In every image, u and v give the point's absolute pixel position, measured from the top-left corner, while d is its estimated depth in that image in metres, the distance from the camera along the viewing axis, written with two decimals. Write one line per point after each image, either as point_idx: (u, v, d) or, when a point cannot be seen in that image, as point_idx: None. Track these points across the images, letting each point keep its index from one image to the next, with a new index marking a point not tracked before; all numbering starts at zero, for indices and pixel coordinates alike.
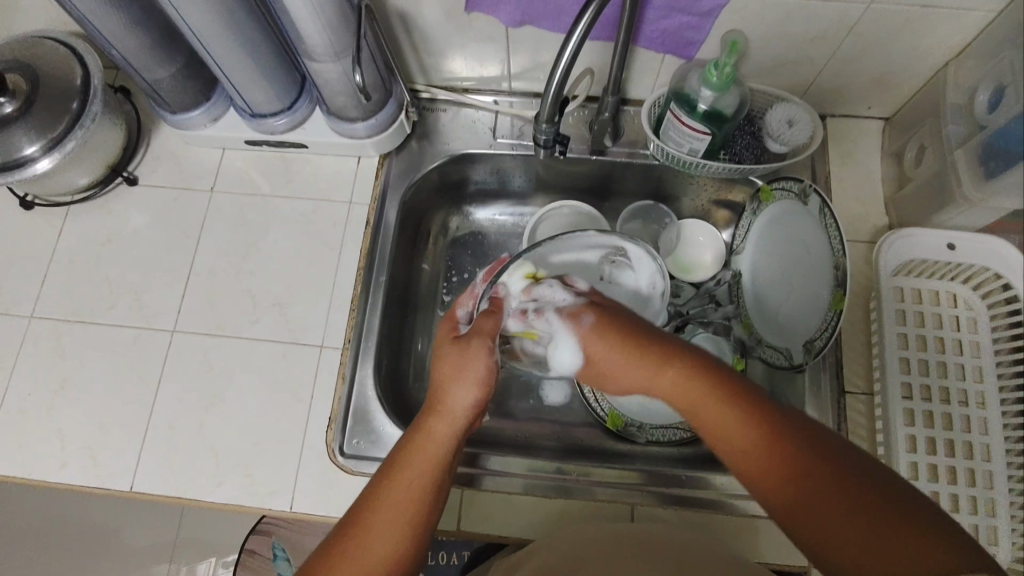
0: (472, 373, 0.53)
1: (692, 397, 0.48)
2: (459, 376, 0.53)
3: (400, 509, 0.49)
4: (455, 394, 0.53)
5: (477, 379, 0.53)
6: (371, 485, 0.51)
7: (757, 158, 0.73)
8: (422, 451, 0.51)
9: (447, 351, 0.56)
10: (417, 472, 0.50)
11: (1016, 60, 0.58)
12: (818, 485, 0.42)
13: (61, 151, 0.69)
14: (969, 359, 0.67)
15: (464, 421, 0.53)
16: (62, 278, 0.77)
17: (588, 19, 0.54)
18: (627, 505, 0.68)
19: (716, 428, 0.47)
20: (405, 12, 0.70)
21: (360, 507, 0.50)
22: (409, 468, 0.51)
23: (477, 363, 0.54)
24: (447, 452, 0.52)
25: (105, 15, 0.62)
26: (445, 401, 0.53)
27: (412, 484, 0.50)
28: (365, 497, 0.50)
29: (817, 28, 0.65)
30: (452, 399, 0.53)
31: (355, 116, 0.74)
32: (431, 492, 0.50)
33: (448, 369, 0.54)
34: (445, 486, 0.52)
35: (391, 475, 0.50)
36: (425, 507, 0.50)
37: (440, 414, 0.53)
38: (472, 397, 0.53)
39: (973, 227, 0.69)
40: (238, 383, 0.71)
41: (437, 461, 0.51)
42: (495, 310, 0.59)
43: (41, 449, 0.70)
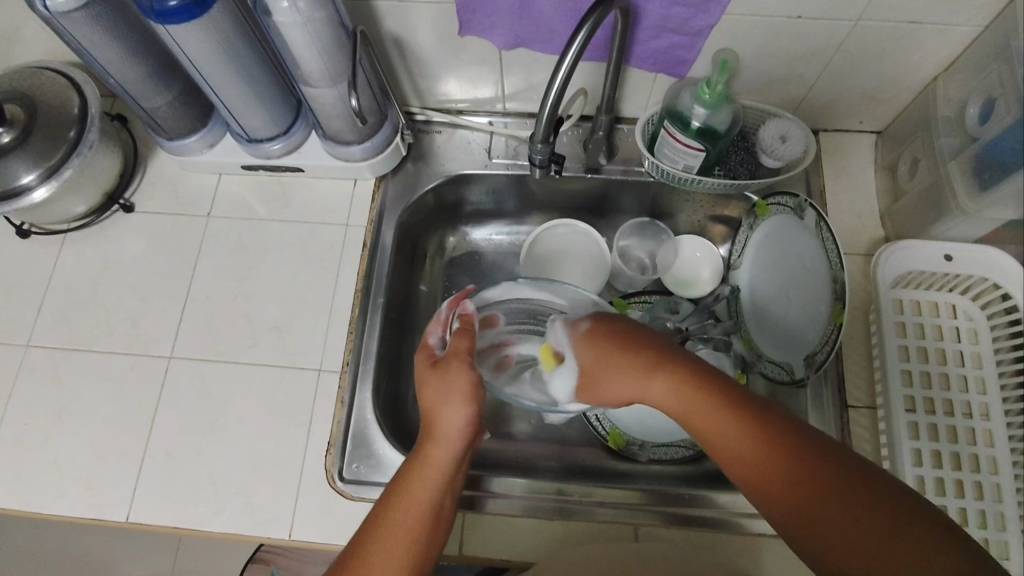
0: (464, 389, 0.52)
1: (689, 402, 0.48)
2: (445, 398, 0.51)
3: (403, 534, 0.49)
4: (447, 414, 0.51)
5: (469, 397, 0.51)
6: (373, 515, 0.50)
7: (751, 173, 0.73)
8: (418, 482, 0.51)
9: (434, 370, 0.53)
10: (411, 505, 0.50)
11: (1005, 74, 0.59)
12: (829, 486, 0.43)
13: (58, 180, 0.69)
14: (971, 370, 0.66)
15: (459, 439, 0.52)
16: (59, 306, 0.76)
17: (581, 40, 0.55)
18: (630, 525, 0.66)
19: (719, 438, 0.47)
20: (400, 36, 0.71)
21: (360, 539, 0.49)
22: (413, 492, 0.50)
23: (462, 383, 0.52)
24: (445, 473, 0.51)
25: (102, 45, 0.63)
26: (438, 425, 0.51)
27: (416, 506, 0.50)
28: (367, 525, 0.50)
29: (808, 45, 0.66)
30: (444, 422, 0.51)
31: (351, 139, 0.75)
32: (432, 513, 0.50)
33: (434, 390, 0.52)
34: (448, 503, 0.52)
35: (393, 505, 0.50)
36: (425, 531, 0.50)
37: (434, 439, 0.52)
38: (465, 417, 0.51)
39: (970, 238, 0.69)
40: (236, 409, 0.71)
41: (438, 480, 0.51)
42: (465, 329, 0.56)
43: (37, 480, 0.69)
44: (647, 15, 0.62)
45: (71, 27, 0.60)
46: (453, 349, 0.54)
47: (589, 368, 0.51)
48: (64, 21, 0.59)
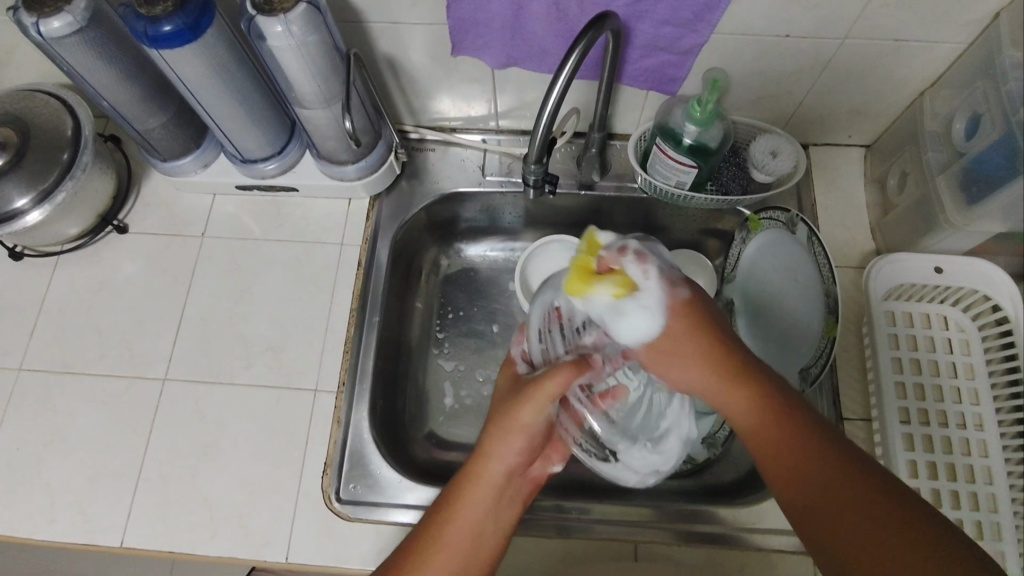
0: (524, 430, 0.53)
1: (766, 425, 0.46)
2: (536, 397, 0.52)
3: (455, 560, 0.50)
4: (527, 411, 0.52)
5: (522, 434, 0.53)
6: (423, 528, 0.52)
7: (743, 188, 0.74)
8: (469, 503, 0.52)
9: (516, 404, 0.53)
10: (463, 524, 0.51)
11: (991, 90, 0.60)
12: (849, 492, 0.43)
13: (52, 203, 0.70)
14: (964, 382, 0.67)
15: (505, 468, 0.53)
16: (52, 328, 0.76)
17: (574, 61, 0.55)
18: (631, 543, 0.67)
19: (786, 462, 0.45)
20: (392, 56, 0.71)
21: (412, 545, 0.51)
22: (458, 512, 0.51)
23: (556, 390, 0.52)
24: (498, 485, 0.53)
25: (97, 69, 0.63)
26: (485, 466, 0.53)
27: (466, 523, 0.51)
28: (417, 532, 0.52)
29: (796, 62, 0.67)
30: (523, 417, 0.52)
31: (346, 159, 0.75)
32: (481, 532, 0.51)
33: (499, 423, 0.53)
34: (500, 523, 0.53)
35: (440, 523, 0.51)
36: (471, 554, 0.50)
37: (505, 437, 0.53)
38: (538, 417, 0.52)
39: (959, 250, 0.69)
40: (232, 431, 0.70)
41: (492, 492, 0.52)
42: (580, 363, 0.51)
43: (29, 505, 0.68)
44: (637, 34, 0.63)
45: (64, 52, 0.60)
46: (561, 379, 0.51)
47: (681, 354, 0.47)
48: (57, 46, 0.59)
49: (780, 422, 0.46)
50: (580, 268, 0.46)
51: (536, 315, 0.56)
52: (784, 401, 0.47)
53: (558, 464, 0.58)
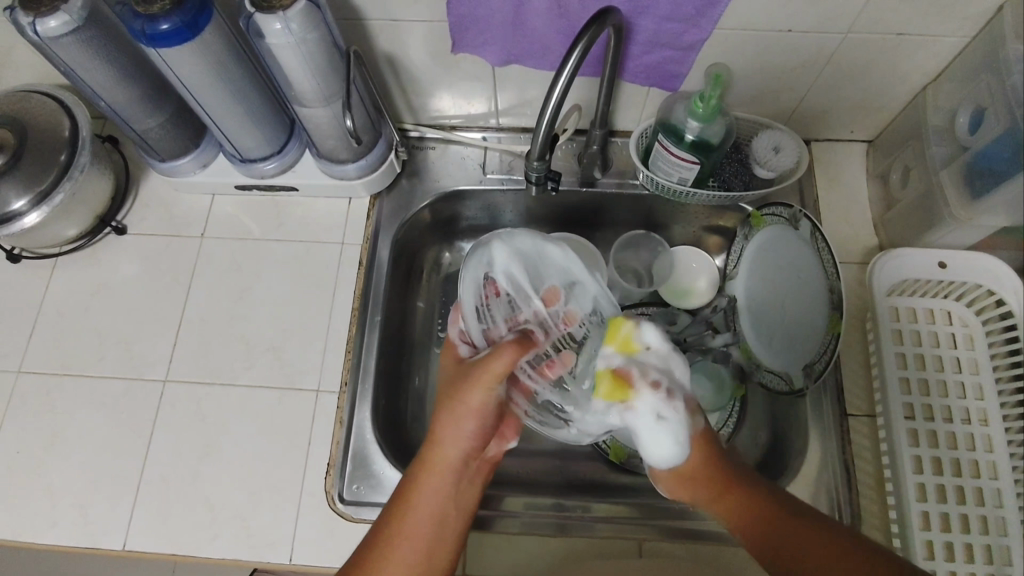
0: (474, 412, 0.54)
1: (749, 519, 0.54)
2: (477, 382, 0.53)
3: (415, 544, 0.52)
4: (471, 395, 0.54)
5: (473, 418, 0.54)
6: (381, 517, 0.54)
7: (746, 184, 0.73)
8: (426, 488, 0.54)
9: (466, 390, 0.54)
10: (423, 511, 0.53)
11: (994, 84, 0.60)
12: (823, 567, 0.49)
13: (49, 205, 0.69)
14: (968, 377, 0.67)
15: (460, 450, 0.55)
16: (51, 330, 0.75)
17: (576, 57, 0.55)
18: (635, 539, 0.66)
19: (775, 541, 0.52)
20: (392, 54, 0.71)
21: (377, 531, 0.53)
22: (420, 497, 0.54)
23: (499, 370, 0.53)
24: (453, 469, 0.55)
25: (94, 69, 0.62)
26: (441, 451, 0.55)
27: (424, 507, 0.53)
28: (385, 514, 0.54)
29: (798, 58, 0.67)
30: (467, 402, 0.54)
31: (346, 158, 0.75)
32: (439, 513, 0.54)
33: (447, 405, 0.55)
34: (458, 502, 0.55)
35: (403, 504, 0.54)
36: (432, 531, 0.53)
37: (454, 421, 0.55)
38: (484, 399, 0.54)
39: (963, 245, 0.69)
40: (234, 432, 0.70)
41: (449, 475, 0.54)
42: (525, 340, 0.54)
43: (30, 508, 0.68)
44: (639, 30, 0.62)
45: (62, 52, 0.59)
46: (496, 364, 0.52)
47: (683, 474, 0.56)
48: (54, 46, 0.58)
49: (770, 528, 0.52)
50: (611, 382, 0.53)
51: (473, 291, 0.58)
52: (759, 489, 0.55)
53: (513, 441, 0.58)
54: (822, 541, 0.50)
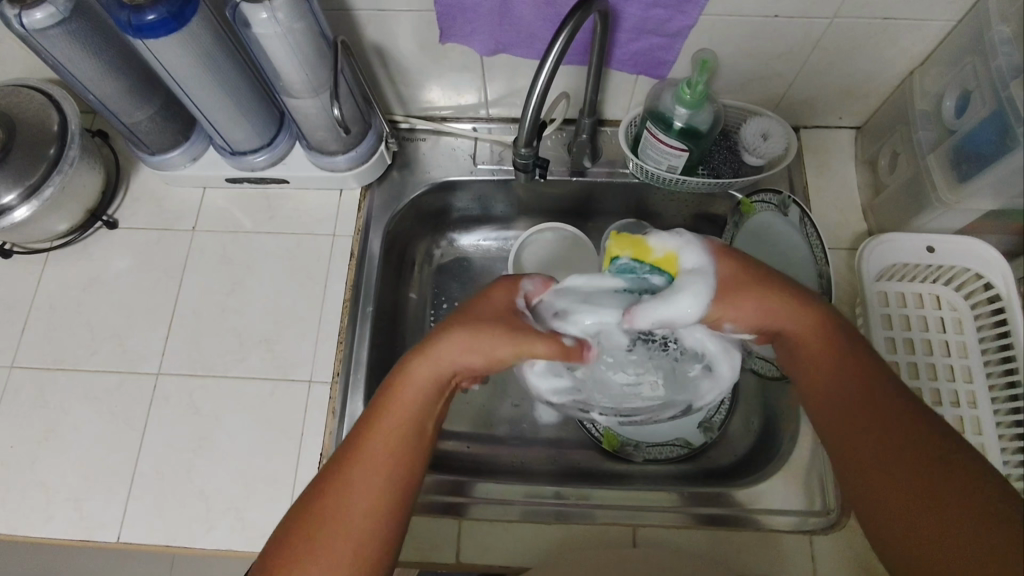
0: (460, 355, 0.53)
1: (835, 375, 0.52)
2: (511, 338, 0.53)
3: (379, 456, 0.50)
4: (496, 345, 0.53)
5: (479, 358, 0.53)
6: (362, 422, 0.52)
7: (734, 171, 0.74)
8: (404, 401, 0.53)
9: (456, 333, 0.53)
10: (396, 424, 0.52)
11: (980, 67, 0.60)
12: (895, 441, 0.47)
13: (39, 199, 0.69)
14: (957, 360, 0.67)
15: (448, 369, 0.53)
16: (43, 325, 0.75)
17: (562, 43, 0.55)
18: (629, 527, 0.66)
19: (851, 398, 0.50)
20: (380, 44, 0.71)
21: (346, 450, 0.51)
22: (390, 412, 0.52)
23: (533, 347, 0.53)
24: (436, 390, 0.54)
25: (82, 62, 0.62)
26: (432, 372, 0.53)
27: (399, 417, 0.52)
28: (354, 433, 0.52)
29: (785, 43, 0.67)
30: (491, 348, 0.53)
31: (335, 149, 0.75)
32: (409, 431, 0.52)
33: (441, 335, 0.54)
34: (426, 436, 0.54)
35: (373, 421, 0.52)
36: (399, 453, 0.51)
37: (463, 351, 0.53)
38: (504, 353, 0.53)
39: (951, 228, 0.70)
40: (228, 424, 0.70)
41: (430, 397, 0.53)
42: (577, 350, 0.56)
43: (24, 502, 0.68)
44: (626, 17, 0.63)
45: (49, 44, 0.59)
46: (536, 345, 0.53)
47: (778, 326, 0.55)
48: (41, 38, 0.58)
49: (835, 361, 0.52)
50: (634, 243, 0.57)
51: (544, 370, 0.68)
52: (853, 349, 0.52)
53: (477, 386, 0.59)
54: (902, 424, 0.47)
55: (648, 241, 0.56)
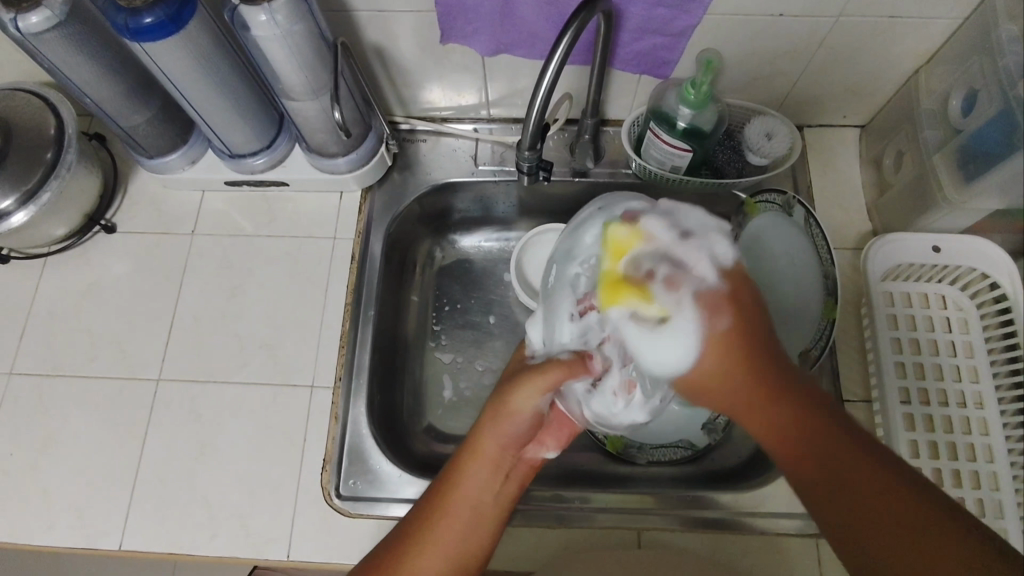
0: (516, 413, 0.52)
1: None
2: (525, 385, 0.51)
3: (448, 539, 0.51)
4: (519, 399, 0.51)
5: (515, 421, 0.52)
6: (420, 509, 0.53)
7: (738, 171, 0.73)
8: (465, 487, 0.52)
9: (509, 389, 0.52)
10: (461, 509, 0.52)
11: (987, 67, 0.60)
12: None
13: (36, 204, 0.68)
14: (964, 360, 0.67)
15: (500, 447, 0.53)
16: (42, 332, 0.75)
17: (566, 44, 0.54)
18: (634, 530, 0.66)
19: None
20: (380, 45, 0.70)
21: (408, 534, 0.52)
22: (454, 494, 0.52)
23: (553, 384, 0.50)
24: (494, 465, 0.53)
25: (77, 65, 0.62)
26: (482, 444, 0.53)
27: (461, 504, 0.52)
28: (415, 516, 0.53)
29: (789, 43, 0.66)
30: (517, 406, 0.51)
31: (336, 151, 0.74)
32: (478, 510, 0.52)
33: (494, 403, 0.53)
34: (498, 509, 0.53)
35: (442, 502, 0.52)
36: (470, 531, 0.51)
37: (501, 417, 0.52)
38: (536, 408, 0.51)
39: (957, 228, 0.69)
40: (230, 430, 0.70)
41: (490, 472, 0.53)
42: (574, 364, 0.50)
43: (25, 510, 0.67)
44: (629, 17, 0.62)
45: (45, 48, 0.59)
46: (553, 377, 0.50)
47: None
48: (36, 42, 0.58)
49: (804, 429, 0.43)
50: (613, 280, 0.45)
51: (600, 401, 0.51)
52: None
53: (553, 451, 0.55)
54: None
55: (624, 248, 0.46)
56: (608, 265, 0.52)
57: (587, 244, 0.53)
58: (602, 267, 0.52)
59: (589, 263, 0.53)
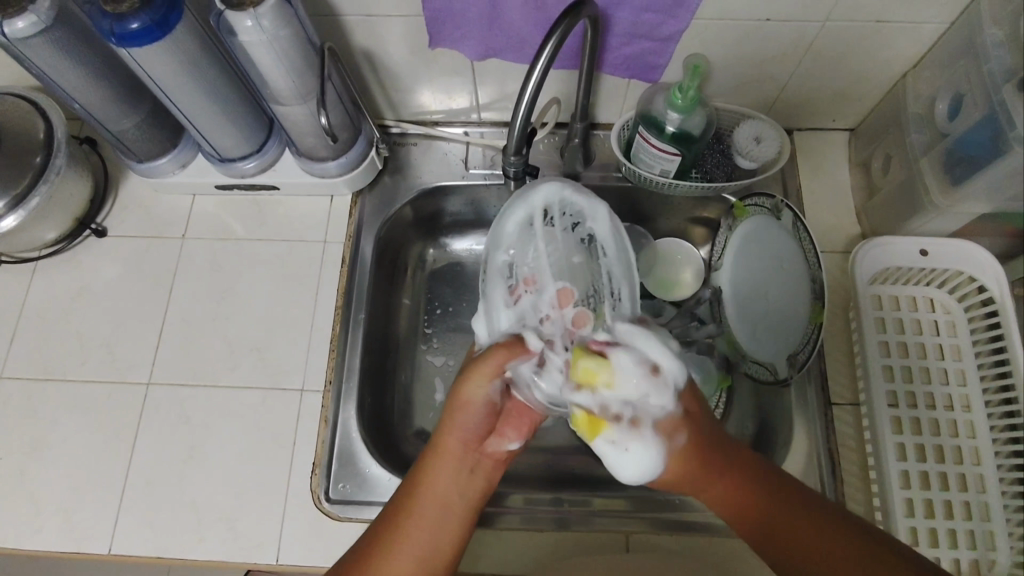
0: (470, 404, 0.53)
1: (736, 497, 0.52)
2: (471, 372, 0.53)
3: (414, 539, 0.52)
4: (471, 390, 0.53)
5: (472, 411, 0.54)
6: (385, 514, 0.54)
7: (728, 175, 0.74)
8: (429, 485, 0.54)
9: (459, 382, 0.54)
10: (425, 508, 0.53)
11: (972, 71, 0.60)
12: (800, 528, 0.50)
13: (26, 208, 0.68)
14: (951, 363, 0.67)
15: (457, 438, 0.54)
16: (32, 335, 0.75)
17: (551, 50, 0.54)
18: (622, 534, 0.66)
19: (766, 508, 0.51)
20: (369, 50, 0.70)
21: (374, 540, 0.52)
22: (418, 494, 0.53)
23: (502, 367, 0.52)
24: (457, 459, 0.55)
25: (65, 70, 0.62)
26: (442, 439, 0.55)
27: (427, 501, 0.53)
28: (382, 521, 0.54)
29: (777, 47, 0.67)
30: (468, 396, 0.53)
31: (326, 155, 0.74)
32: (441, 504, 0.53)
33: (450, 401, 0.55)
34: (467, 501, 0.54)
35: (406, 502, 0.53)
36: (435, 526, 0.53)
37: (458, 411, 0.54)
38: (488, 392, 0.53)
39: (945, 232, 0.69)
40: (219, 434, 0.70)
41: (452, 465, 0.54)
42: (514, 346, 0.52)
43: (14, 514, 0.67)
44: (616, 22, 0.62)
45: (32, 53, 0.59)
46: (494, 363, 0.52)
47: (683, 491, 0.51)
48: (23, 47, 0.58)
49: (746, 472, 0.52)
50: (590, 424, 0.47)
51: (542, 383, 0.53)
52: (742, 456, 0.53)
53: (517, 440, 0.56)
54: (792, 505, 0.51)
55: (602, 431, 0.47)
56: (525, 249, 0.61)
57: (510, 235, 0.61)
58: (524, 254, 0.61)
59: (517, 253, 0.61)
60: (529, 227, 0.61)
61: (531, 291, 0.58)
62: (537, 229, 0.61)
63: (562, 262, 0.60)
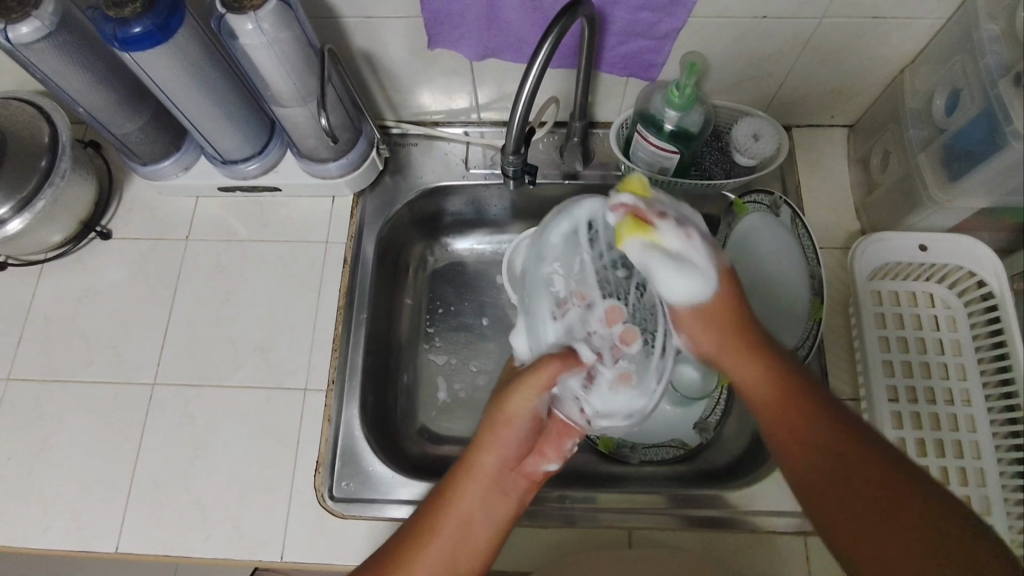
0: (514, 417, 0.54)
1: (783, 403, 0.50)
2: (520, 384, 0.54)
3: (437, 553, 0.50)
4: (515, 401, 0.54)
5: (515, 426, 0.54)
6: (410, 524, 0.52)
7: (726, 171, 0.74)
8: (460, 500, 0.52)
9: (503, 395, 0.55)
10: (454, 522, 0.51)
11: (968, 66, 0.60)
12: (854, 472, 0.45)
13: (32, 211, 0.69)
14: (951, 358, 0.67)
15: (495, 458, 0.54)
16: (38, 338, 0.76)
17: (548, 49, 0.54)
18: (625, 530, 0.67)
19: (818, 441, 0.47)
20: (368, 51, 0.71)
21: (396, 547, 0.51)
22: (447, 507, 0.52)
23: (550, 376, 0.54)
24: (491, 479, 0.53)
25: (70, 74, 0.63)
26: (478, 456, 0.54)
27: (455, 515, 0.51)
28: (405, 530, 0.52)
29: (774, 44, 0.67)
30: (511, 406, 0.54)
31: (326, 156, 0.75)
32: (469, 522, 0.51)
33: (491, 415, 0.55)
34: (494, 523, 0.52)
35: (434, 514, 0.52)
36: (461, 543, 0.51)
37: (500, 424, 0.54)
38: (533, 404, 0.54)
39: (944, 226, 0.69)
40: (225, 433, 0.70)
41: (486, 484, 0.53)
42: (567, 357, 0.55)
43: (22, 513, 0.68)
44: (613, 21, 0.62)
45: (37, 59, 0.60)
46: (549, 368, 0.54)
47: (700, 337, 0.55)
48: (28, 53, 0.59)
49: (791, 400, 0.50)
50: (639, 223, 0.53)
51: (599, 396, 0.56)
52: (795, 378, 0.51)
53: (554, 462, 0.56)
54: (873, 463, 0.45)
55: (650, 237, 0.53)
56: (570, 264, 0.61)
57: (555, 247, 0.62)
58: (569, 269, 0.61)
59: (563, 265, 0.61)
60: (574, 239, 0.62)
61: (580, 305, 0.59)
62: (585, 242, 0.61)
63: (604, 274, 0.61)
